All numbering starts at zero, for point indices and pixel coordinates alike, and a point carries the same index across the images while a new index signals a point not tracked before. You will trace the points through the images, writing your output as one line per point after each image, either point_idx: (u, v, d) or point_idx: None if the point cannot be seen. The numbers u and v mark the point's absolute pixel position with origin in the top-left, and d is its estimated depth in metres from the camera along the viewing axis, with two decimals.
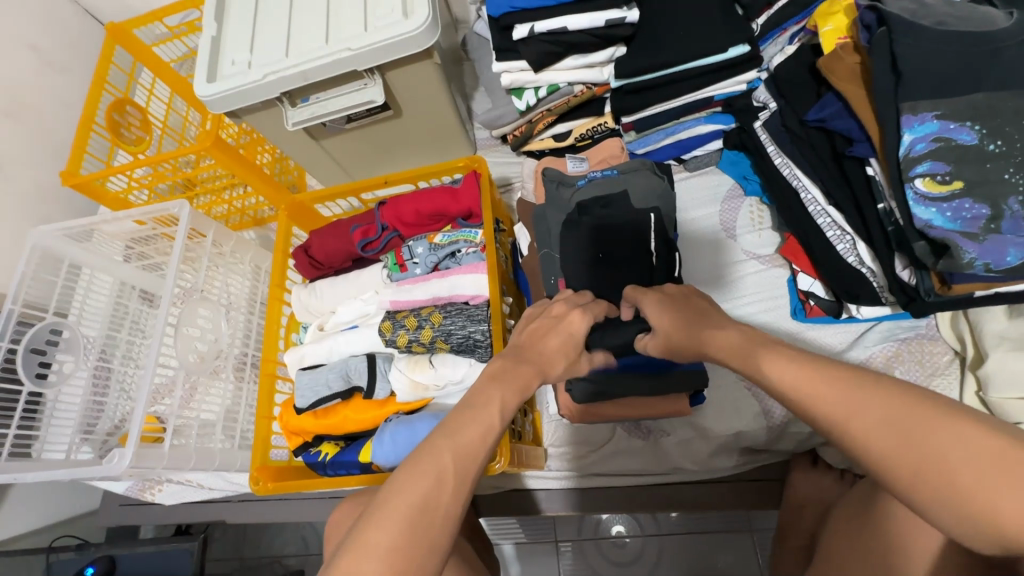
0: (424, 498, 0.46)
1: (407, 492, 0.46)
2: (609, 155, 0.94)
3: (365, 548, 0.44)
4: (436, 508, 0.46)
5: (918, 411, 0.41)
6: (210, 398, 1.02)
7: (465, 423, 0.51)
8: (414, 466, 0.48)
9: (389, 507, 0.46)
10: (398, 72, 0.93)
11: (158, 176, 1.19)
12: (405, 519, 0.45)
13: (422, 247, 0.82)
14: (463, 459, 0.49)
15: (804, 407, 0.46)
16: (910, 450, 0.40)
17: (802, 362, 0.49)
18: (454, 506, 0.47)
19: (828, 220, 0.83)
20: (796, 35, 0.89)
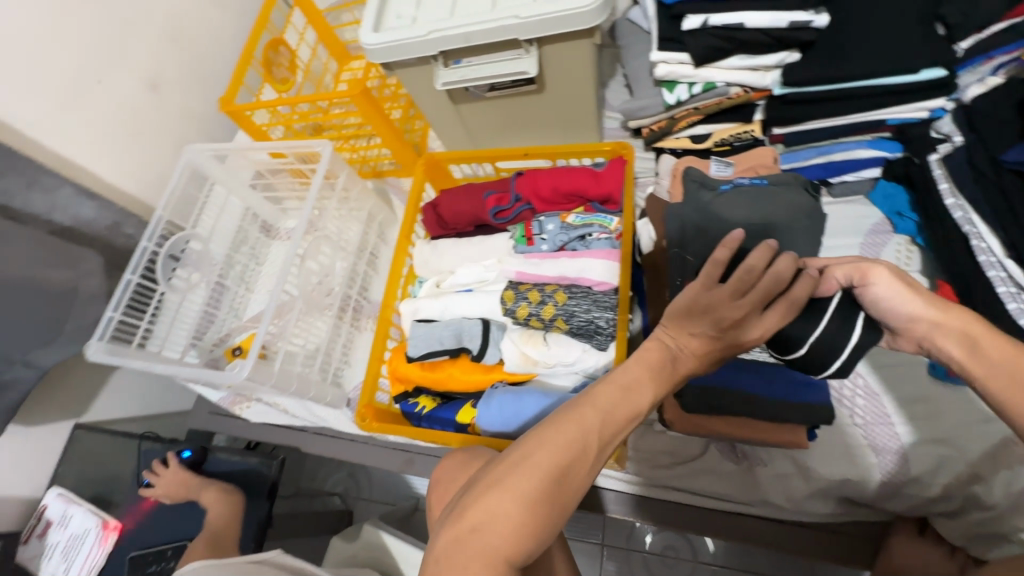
0: (564, 461, 0.47)
1: (551, 450, 0.47)
2: (759, 164, 0.89)
3: (506, 490, 0.46)
4: (574, 469, 0.47)
5: None
6: (312, 331, 1.08)
7: (618, 397, 0.50)
8: (555, 425, 0.48)
9: (528, 461, 0.47)
10: (555, 48, 0.92)
11: (300, 116, 1.26)
12: (547, 475, 0.46)
13: (554, 224, 0.81)
14: (605, 433, 0.49)
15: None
16: None
17: None
18: (590, 472, 0.48)
19: (1001, 273, 0.75)
20: (1003, 67, 0.79)
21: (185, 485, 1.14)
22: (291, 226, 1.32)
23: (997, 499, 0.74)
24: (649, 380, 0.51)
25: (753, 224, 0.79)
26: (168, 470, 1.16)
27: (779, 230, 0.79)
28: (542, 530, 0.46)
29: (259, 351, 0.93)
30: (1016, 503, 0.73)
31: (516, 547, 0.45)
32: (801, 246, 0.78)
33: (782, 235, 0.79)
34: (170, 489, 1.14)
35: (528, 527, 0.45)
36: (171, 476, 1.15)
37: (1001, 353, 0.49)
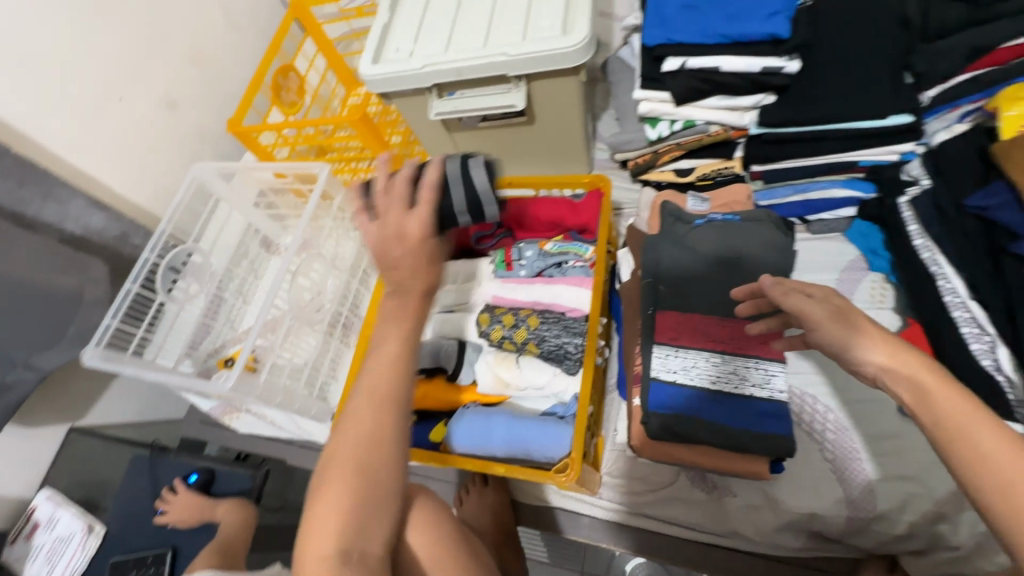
0: (358, 449, 0.53)
1: (345, 443, 0.53)
2: (735, 199, 0.92)
3: (319, 497, 0.52)
4: (373, 450, 0.53)
5: None
6: (301, 346, 1.11)
7: (382, 361, 0.55)
8: (347, 420, 0.55)
9: (334, 464, 0.53)
10: (543, 83, 0.97)
11: (304, 138, 1.32)
12: (348, 467, 0.52)
13: (532, 251, 0.85)
14: (380, 409, 0.54)
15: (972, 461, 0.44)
16: None
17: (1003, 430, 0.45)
18: (386, 444, 0.53)
19: (966, 315, 0.76)
20: (969, 115, 0.82)
21: (194, 508, 1.16)
22: (289, 242, 1.38)
23: (962, 540, 0.75)
24: (396, 330, 0.55)
25: (723, 257, 0.82)
26: (177, 496, 1.18)
27: (748, 264, 0.81)
28: (360, 513, 0.52)
29: (247, 362, 0.96)
30: (980, 544, 0.73)
31: (339, 538, 0.51)
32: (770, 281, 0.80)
33: (752, 269, 0.81)
34: (180, 514, 1.16)
35: (351, 507, 0.52)
36: (181, 501, 1.17)
37: (950, 402, 0.48)
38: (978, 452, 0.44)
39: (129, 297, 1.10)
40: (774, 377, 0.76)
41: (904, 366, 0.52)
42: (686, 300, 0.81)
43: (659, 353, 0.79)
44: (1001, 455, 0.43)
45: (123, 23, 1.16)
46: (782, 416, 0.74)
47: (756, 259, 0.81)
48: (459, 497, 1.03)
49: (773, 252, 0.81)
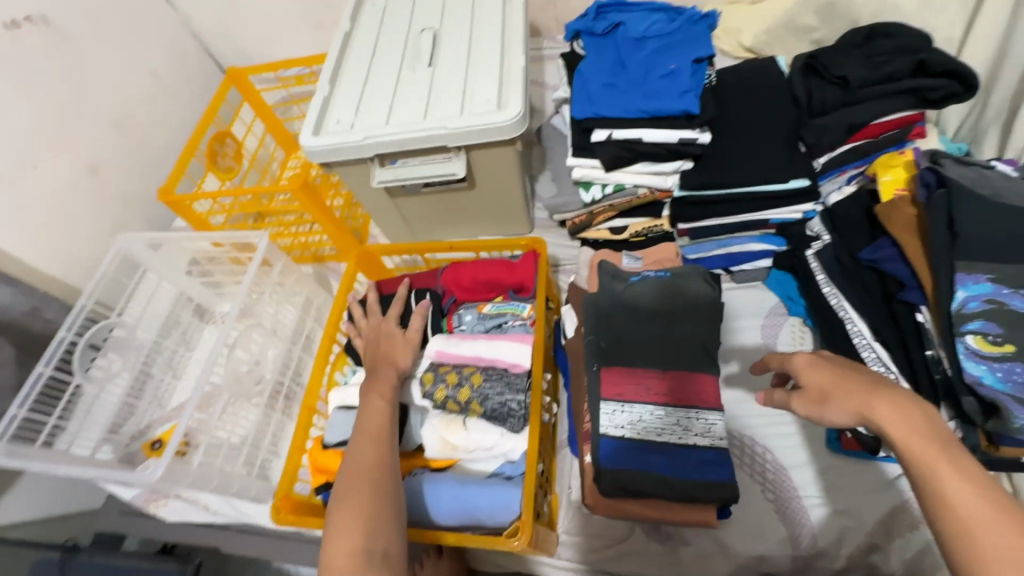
0: (367, 471, 0.66)
1: (353, 464, 0.67)
2: (665, 256, 0.99)
3: (339, 519, 0.61)
4: (379, 468, 0.66)
5: None
6: (239, 422, 1.04)
7: (372, 411, 0.73)
8: (351, 453, 0.69)
9: (346, 493, 0.64)
10: (482, 153, 1.02)
11: (241, 204, 1.29)
12: (361, 481, 0.65)
13: (471, 316, 0.88)
14: (380, 431, 0.71)
15: (950, 516, 0.47)
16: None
17: (970, 476, 0.48)
18: (387, 454, 0.69)
19: (873, 355, 0.83)
20: (854, 178, 0.93)
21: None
22: (225, 309, 1.30)
23: (893, 568, 0.80)
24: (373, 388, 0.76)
25: (659, 312, 0.87)
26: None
27: (681, 317, 0.86)
28: (376, 520, 0.62)
29: (177, 447, 0.89)
30: (910, 571, 0.79)
31: (361, 543, 0.59)
32: (707, 331, 0.85)
33: (686, 321, 0.86)
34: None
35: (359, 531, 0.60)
36: None
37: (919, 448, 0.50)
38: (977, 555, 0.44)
39: (39, 381, 1.00)
40: (714, 425, 0.80)
41: (906, 440, 0.51)
42: (629, 357, 0.84)
43: (606, 410, 0.81)
44: (963, 497, 0.47)
45: (39, 89, 1.12)
46: (722, 462, 0.78)
47: (689, 322, 0.86)
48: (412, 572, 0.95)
49: (700, 305, 0.87)
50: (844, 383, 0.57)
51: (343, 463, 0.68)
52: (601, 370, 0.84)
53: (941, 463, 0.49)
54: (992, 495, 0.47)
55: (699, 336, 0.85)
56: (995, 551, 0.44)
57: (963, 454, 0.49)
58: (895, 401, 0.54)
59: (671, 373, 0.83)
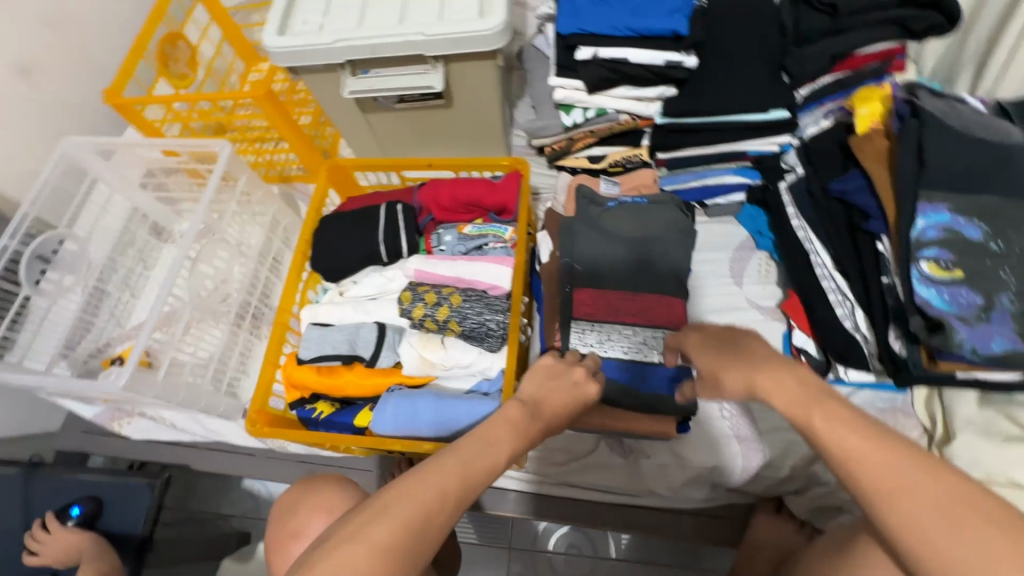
0: (415, 524, 0.47)
1: (401, 513, 0.47)
2: (645, 184, 0.98)
3: (349, 545, 0.44)
4: (421, 536, 0.47)
5: (934, 491, 0.38)
6: (203, 340, 1.01)
7: (481, 451, 0.53)
8: (421, 481, 0.49)
9: (371, 529, 0.46)
10: (461, 66, 0.96)
11: (198, 114, 1.20)
12: (398, 535, 0.46)
13: (451, 236, 0.86)
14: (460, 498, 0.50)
15: (847, 469, 0.41)
16: (913, 513, 0.38)
17: (854, 417, 0.43)
18: (436, 538, 0.48)
19: (833, 285, 0.88)
20: (832, 112, 0.94)
21: (71, 551, 0.98)
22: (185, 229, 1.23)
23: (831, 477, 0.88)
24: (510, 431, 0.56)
25: (631, 236, 0.89)
26: (52, 534, 1.00)
27: (655, 243, 0.88)
28: None
29: (140, 359, 0.87)
30: None
31: None
32: (678, 257, 0.88)
33: (659, 245, 0.88)
34: (54, 555, 0.99)
35: None
36: (58, 539, 0.99)
37: (794, 404, 0.46)
38: (865, 492, 0.40)
39: None
40: None
41: (783, 399, 0.48)
42: (601, 279, 0.87)
43: (579, 328, 0.85)
44: (851, 442, 0.41)
45: None
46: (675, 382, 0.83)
47: (666, 247, 0.88)
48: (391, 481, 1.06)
49: (673, 232, 0.89)
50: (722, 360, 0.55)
51: (407, 477, 0.49)
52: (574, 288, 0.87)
53: (814, 409, 0.45)
54: (872, 434, 0.41)
55: (672, 259, 0.88)
56: (875, 478, 0.40)
57: (831, 397, 0.45)
58: (764, 371, 0.50)
59: (642, 291, 0.86)
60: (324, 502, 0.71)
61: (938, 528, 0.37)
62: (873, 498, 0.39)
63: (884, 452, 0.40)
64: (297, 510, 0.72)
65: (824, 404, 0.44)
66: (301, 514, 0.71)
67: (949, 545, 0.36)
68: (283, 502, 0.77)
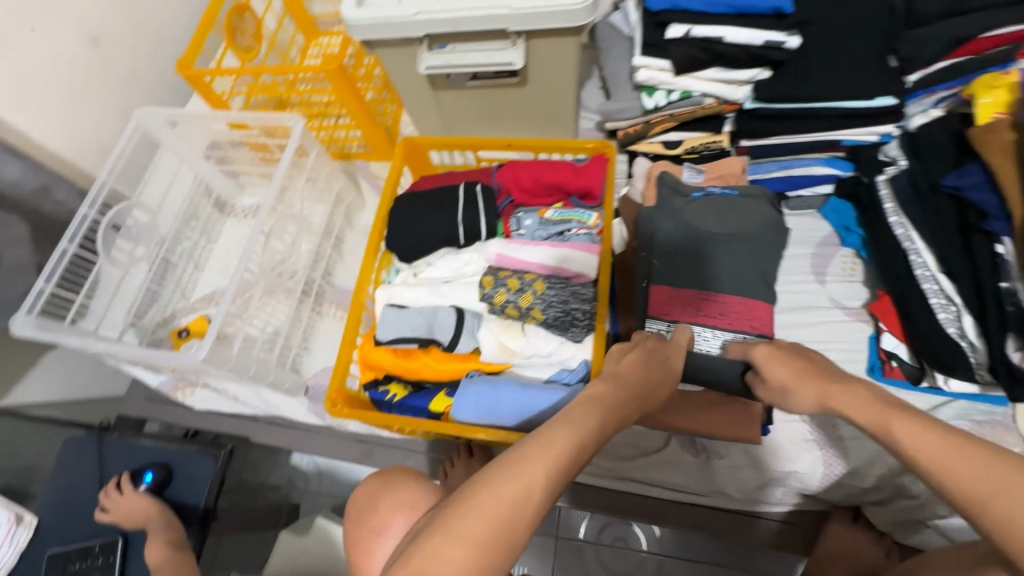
0: (506, 515, 0.45)
1: (493, 503, 0.46)
2: (731, 172, 0.93)
3: (446, 538, 0.45)
4: (515, 523, 0.46)
5: (1021, 484, 0.42)
6: (270, 315, 1.01)
7: (562, 432, 0.50)
8: (508, 467, 0.48)
9: (464, 519, 0.45)
10: (543, 42, 0.92)
11: (263, 88, 1.19)
12: (491, 526, 0.45)
13: (532, 220, 0.83)
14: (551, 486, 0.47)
15: (933, 469, 0.45)
16: (1007, 504, 0.42)
17: (937, 426, 0.47)
18: (529, 525, 0.46)
19: (935, 287, 0.83)
20: (944, 100, 0.89)
21: (142, 516, 1.01)
22: (248, 204, 1.25)
23: (920, 489, 0.83)
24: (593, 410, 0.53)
25: (715, 231, 0.84)
26: (123, 498, 1.02)
27: (742, 241, 0.84)
28: None
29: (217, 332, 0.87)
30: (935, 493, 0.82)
31: None
32: (765, 258, 0.84)
33: (745, 242, 0.84)
34: (124, 518, 1.01)
35: None
36: (129, 503, 1.01)
37: (869, 415, 0.51)
38: (959, 499, 0.44)
39: (63, 258, 0.96)
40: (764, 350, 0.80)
41: (863, 415, 0.51)
42: (680, 278, 0.83)
43: (653, 327, 0.82)
44: (934, 446, 0.46)
45: None
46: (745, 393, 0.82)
47: (753, 246, 0.84)
48: (444, 471, 1.03)
49: (764, 229, 0.84)
50: (799, 376, 0.58)
51: (494, 467, 0.48)
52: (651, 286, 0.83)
53: (893, 419, 0.49)
54: (953, 437, 0.46)
55: (757, 259, 0.83)
56: (969, 486, 0.43)
57: (909, 410, 0.49)
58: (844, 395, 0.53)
59: (722, 292, 0.82)
60: (408, 499, 0.68)
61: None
62: (967, 496, 0.44)
63: (968, 453, 0.44)
64: (379, 507, 0.69)
65: (903, 411, 0.49)
66: (383, 511, 0.69)
67: None
68: (360, 497, 0.74)
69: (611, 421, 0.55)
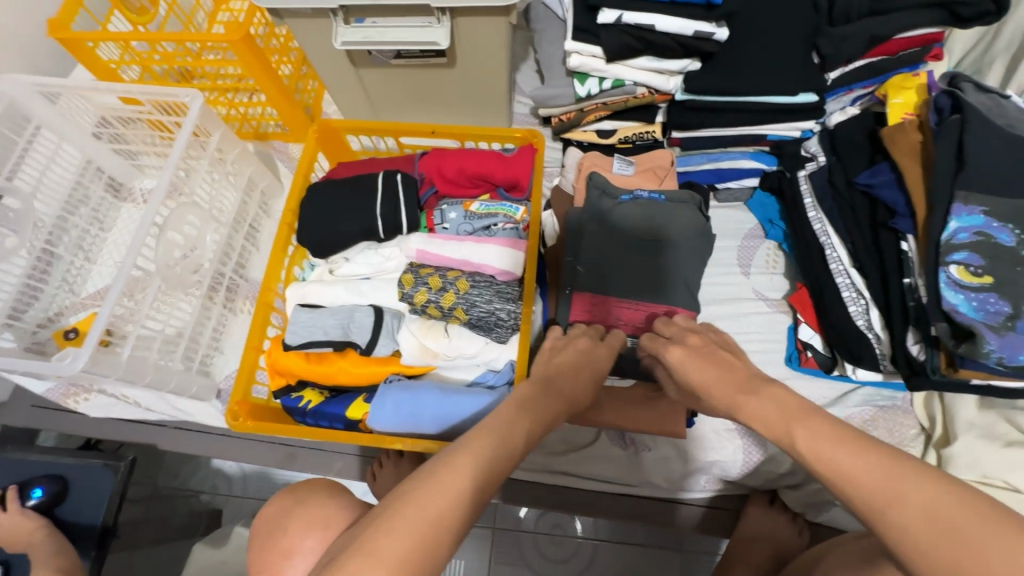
0: (433, 527, 0.41)
1: (417, 515, 0.41)
2: (658, 164, 0.91)
3: (362, 559, 0.39)
4: (442, 534, 0.41)
5: (923, 487, 0.40)
6: (173, 313, 0.92)
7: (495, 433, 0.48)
8: (436, 474, 0.43)
9: (384, 537, 0.40)
10: (469, 22, 0.86)
11: (160, 57, 1.06)
12: (416, 543, 0.40)
13: (457, 214, 0.79)
14: (479, 489, 0.44)
15: (833, 476, 0.43)
16: (905, 508, 0.40)
17: (836, 431, 0.46)
18: (458, 536, 0.42)
19: (847, 282, 0.85)
20: (860, 99, 0.93)
21: (25, 537, 0.90)
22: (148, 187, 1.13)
23: None
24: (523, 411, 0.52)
25: (642, 238, 0.84)
26: (9, 517, 0.92)
27: (666, 249, 0.84)
28: None
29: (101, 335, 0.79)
30: None
31: None
32: (686, 263, 0.84)
33: (669, 250, 0.84)
34: (7, 537, 0.91)
35: None
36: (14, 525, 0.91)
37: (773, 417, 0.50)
38: (859, 508, 0.42)
39: None
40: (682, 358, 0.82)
41: (769, 425, 0.51)
42: (602, 283, 0.83)
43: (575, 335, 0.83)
44: (832, 451, 0.44)
45: None
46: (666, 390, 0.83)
47: (675, 252, 0.84)
48: (371, 472, 0.98)
49: (689, 236, 0.84)
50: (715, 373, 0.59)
51: (418, 477, 0.43)
52: (573, 290, 0.83)
53: (796, 424, 0.48)
54: (855, 442, 0.44)
55: (680, 267, 0.83)
56: (865, 491, 0.41)
57: (812, 414, 0.48)
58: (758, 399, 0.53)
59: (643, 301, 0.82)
60: (321, 517, 0.66)
61: (931, 536, 0.38)
62: (866, 504, 0.41)
63: (867, 457, 0.42)
64: (288, 529, 0.67)
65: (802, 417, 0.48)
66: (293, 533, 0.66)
67: (928, 539, 0.38)
68: (269, 518, 0.71)
69: (541, 423, 0.54)
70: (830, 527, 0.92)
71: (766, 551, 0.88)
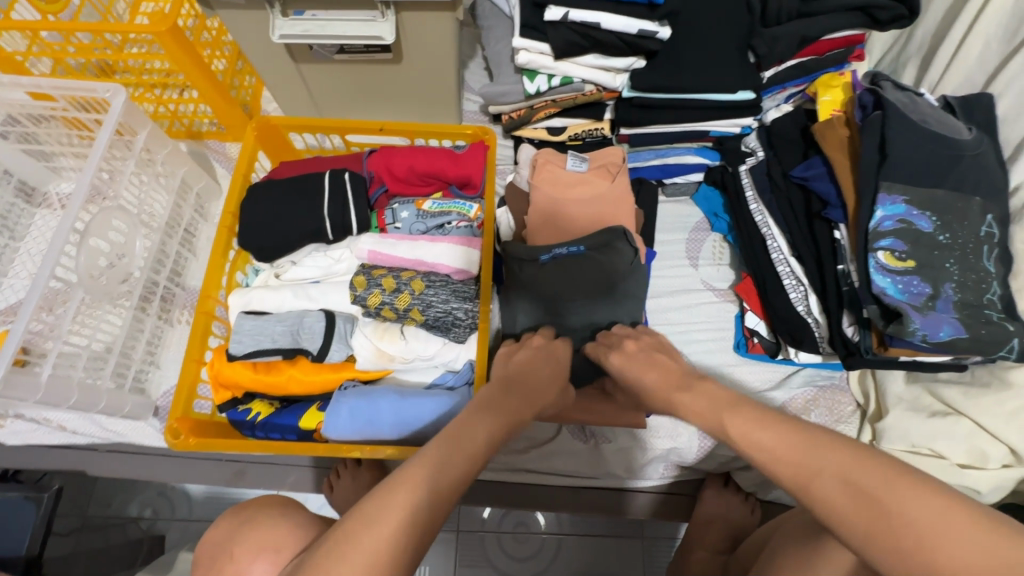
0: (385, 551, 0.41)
1: (368, 541, 0.41)
2: (609, 161, 0.93)
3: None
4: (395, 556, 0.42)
5: (834, 452, 0.43)
6: (102, 327, 0.85)
7: (452, 448, 0.48)
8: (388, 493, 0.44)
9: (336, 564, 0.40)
10: (414, 16, 0.84)
11: (76, 48, 0.97)
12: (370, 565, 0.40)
13: (408, 212, 0.77)
14: (434, 506, 0.44)
15: (763, 461, 0.46)
16: (819, 476, 0.43)
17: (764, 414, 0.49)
18: (413, 552, 0.42)
19: (787, 269, 0.90)
20: (792, 97, 0.98)
21: None
22: (68, 191, 1.03)
23: None
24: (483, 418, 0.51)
25: (574, 294, 0.83)
26: None
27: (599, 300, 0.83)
28: None
29: (14, 354, 0.71)
30: None
31: None
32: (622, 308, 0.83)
33: (604, 298, 0.83)
34: None
35: None
36: None
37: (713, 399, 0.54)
38: (788, 483, 0.44)
39: None
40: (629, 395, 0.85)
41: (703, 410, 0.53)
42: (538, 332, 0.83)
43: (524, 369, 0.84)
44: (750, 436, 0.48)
45: None
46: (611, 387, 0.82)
47: (609, 302, 0.83)
48: (328, 483, 0.94)
49: (619, 278, 0.84)
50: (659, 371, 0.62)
51: (368, 500, 0.43)
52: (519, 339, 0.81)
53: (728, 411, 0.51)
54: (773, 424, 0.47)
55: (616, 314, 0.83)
56: (788, 467, 0.44)
57: (746, 400, 0.51)
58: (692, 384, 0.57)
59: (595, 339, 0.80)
60: (265, 544, 0.63)
61: (848, 502, 0.41)
62: (788, 475, 0.44)
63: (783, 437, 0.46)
64: (232, 557, 0.64)
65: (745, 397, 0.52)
66: (241, 557, 0.63)
67: (844, 502, 0.41)
68: (212, 541, 0.68)
69: (503, 425, 0.53)
70: (779, 503, 0.96)
71: (721, 531, 0.91)
